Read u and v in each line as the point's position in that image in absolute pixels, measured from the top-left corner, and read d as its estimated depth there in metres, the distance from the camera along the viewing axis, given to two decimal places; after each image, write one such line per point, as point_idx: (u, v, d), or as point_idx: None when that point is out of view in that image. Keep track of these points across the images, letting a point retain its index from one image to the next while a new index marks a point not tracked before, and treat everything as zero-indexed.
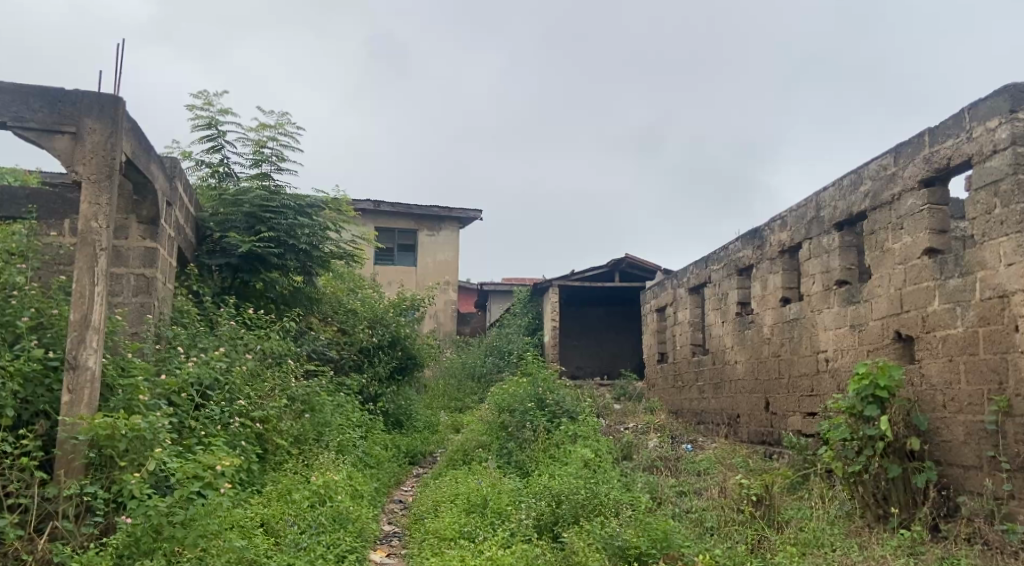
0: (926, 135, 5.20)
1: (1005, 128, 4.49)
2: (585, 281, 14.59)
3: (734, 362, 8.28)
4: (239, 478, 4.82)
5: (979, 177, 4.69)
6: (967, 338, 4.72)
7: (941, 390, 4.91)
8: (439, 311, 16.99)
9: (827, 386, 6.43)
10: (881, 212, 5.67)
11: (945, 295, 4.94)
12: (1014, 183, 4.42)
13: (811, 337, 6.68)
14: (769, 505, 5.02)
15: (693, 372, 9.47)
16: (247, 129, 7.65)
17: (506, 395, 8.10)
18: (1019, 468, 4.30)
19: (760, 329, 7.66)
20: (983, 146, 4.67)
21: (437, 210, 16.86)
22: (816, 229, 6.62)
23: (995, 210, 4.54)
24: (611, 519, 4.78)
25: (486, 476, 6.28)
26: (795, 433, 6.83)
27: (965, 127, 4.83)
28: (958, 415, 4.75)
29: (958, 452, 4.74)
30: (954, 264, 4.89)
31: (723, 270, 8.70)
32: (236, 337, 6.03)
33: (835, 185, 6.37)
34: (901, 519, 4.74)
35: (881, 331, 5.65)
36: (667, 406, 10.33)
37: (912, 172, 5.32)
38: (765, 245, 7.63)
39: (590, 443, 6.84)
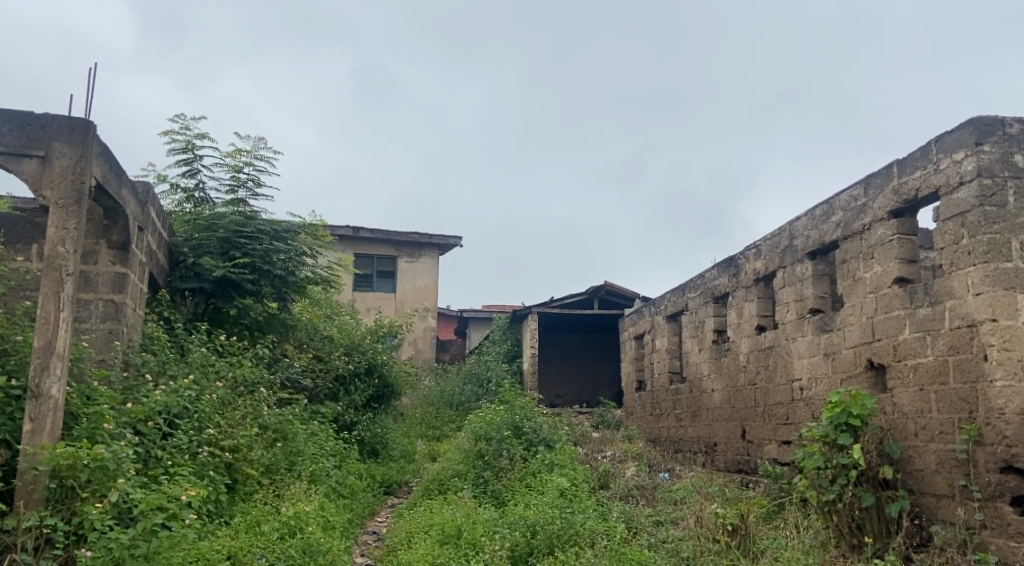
0: (895, 166, 5.29)
1: (971, 160, 4.57)
2: (564, 309, 14.60)
3: (710, 391, 8.29)
4: (206, 509, 4.72)
5: (947, 208, 4.77)
6: (937, 366, 4.76)
7: (912, 418, 4.94)
8: (418, 338, 16.89)
9: (802, 414, 6.45)
10: (852, 241, 5.74)
11: (915, 324, 4.99)
12: (980, 215, 4.49)
13: (786, 365, 6.71)
14: (745, 535, 4.99)
15: (671, 401, 9.46)
16: (223, 154, 7.61)
17: (483, 423, 8.03)
18: (990, 498, 4.31)
19: (736, 356, 7.68)
20: (950, 177, 4.76)
21: (416, 237, 16.85)
22: (790, 257, 6.68)
23: (962, 241, 4.61)
24: (586, 549, 4.73)
25: (461, 506, 6.20)
26: (771, 461, 6.82)
27: (932, 159, 4.92)
28: (929, 443, 4.77)
29: (929, 480, 4.75)
30: (924, 293, 4.94)
31: (700, 298, 8.74)
32: (208, 364, 5.94)
33: (807, 215, 6.45)
34: (875, 548, 4.74)
35: (854, 359, 5.69)
36: (645, 434, 10.30)
37: (882, 203, 5.39)
38: (740, 273, 7.69)
39: (566, 472, 6.78)
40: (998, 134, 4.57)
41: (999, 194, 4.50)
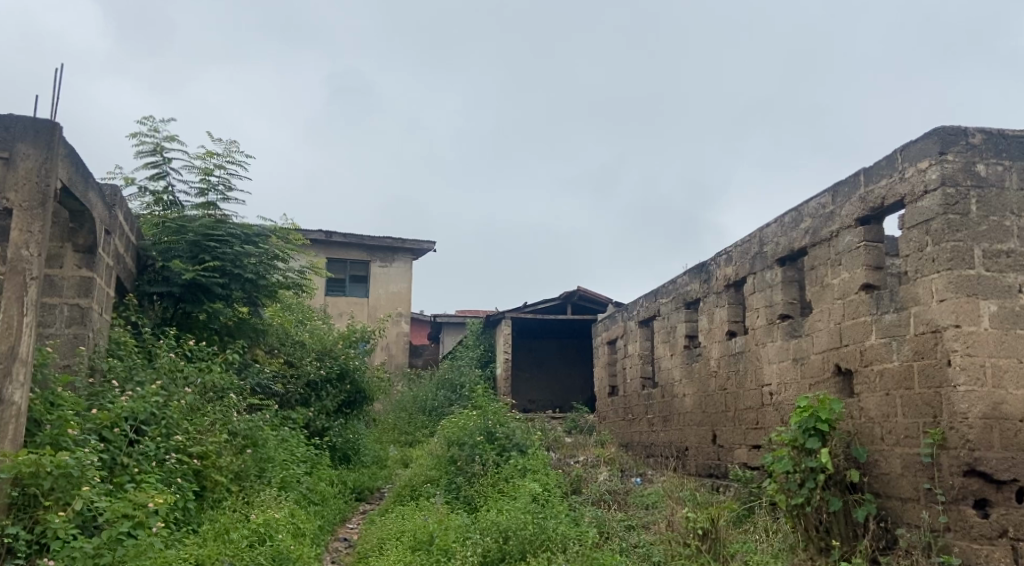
0: (862, 175, 5.39)
1: (935, 169, 4.67)
2: (537, 314, 14.62)
3: (682, 396, 8.36)
4: (173, 517, 4.65)
5: (912, 215, 4.86)
6: (902, 371, 4.84)
7: (879, 423, 5.02)
8: (391, 343, 16.81)
9: (771, 418, 6.53)
10: (821, 248, 5.83)
11: (881, 329, 5.08)
12: (943, 223, 4.59)
13: (756, 370, 6.78)
14: (716, 538, 5.00)
15: (643, 406, 9.52)
16: (193, 157, 7.53)
17: (456, 429, 8.01)
18: (953, 500, 4.38)
19: (707, 361, 7.76)
20: (914, 186, 4.86)
21: (390, 241, 16.78)
22: (760, 263, 6.77)
23: (927, 248, 4.70)
24: (558, 555, 4.73)
25: (433, 512, 6.18)
26: (741, 466, 6.89)
27: (898, 167, 5.02)
28: (895, 447, 4.85)
29: (895, 484, 4.83)
30: (889, 299, 5.03)
31: (672, 303, 8.81)
32: (176, 370, 5.86)
33: (776, 221, 6.54)
34: (842, 551, 4.80)
35: (822, 364, 5.77)
36: (617, 439, 10.35)
37: (849, 210, 5.49)
38: (711, 279, 7.77)
39: (538, 477, 6.79)
40: (961, 144, 4.67)
41: (962, 203, 4.60)
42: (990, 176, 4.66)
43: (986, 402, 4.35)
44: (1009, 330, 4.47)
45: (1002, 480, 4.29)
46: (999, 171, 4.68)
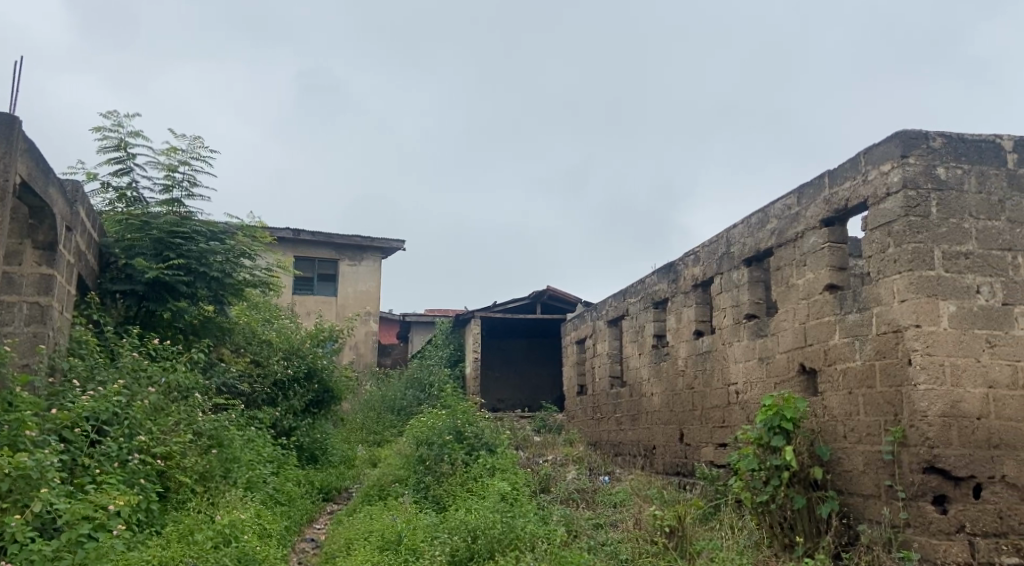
0: (826, 177, 5.49)
1: (897, 172, 4.77)
2: (507, 313, 14.63)
3: (650, 394, 8.43)
4: (135, 519, 4.56)
5: (874, 217, 4.96)
6: (865, 370, 4.94)
7: (841, 421, 5.11)
8: (359, 342, 16.69)
9: (737, 417, 6.61)
10: (786, 249, 5.91)
11: (844, 329, 5.17)
12: (905, 225, 4.69)
13: (722, 369, 6.87)
14: (682, 535, 5.08)
15: (611, 404, 9.58)
16: (158, 153, 7.40)
17: (424, 428, 7.98)
18: (913, 497, 4.47)
19: (675, 361, 7.83)
20: (877, 188, 4.95)
21: (359, 239, 16.66)
22: (726, 264, 6.85)
23: (889, 249, 4.80)
24: (526, 553, 4.74)
25: (402, 512, 6.15)
26: (707, 464, 6.97)
27: (861, 170, 5.11)
28: (857, 445, 4.94)
29: (857, 481, 4.91)
30: (852, 300, 5.13)
31: (640, 302, 8.87)
32: (139, 369, 5.76)
33: (743, 222, 6.63)
34: (805, 548, 4.88)
35: (787, 363, 5.86)
36: (586, 438, 10.41)
37: (814, 212, 5.58)
38: (679, 279, 7.85)
39: (507, 476, 6.79)
40: (922, 148, 4.77)
41: (923, 205, 4.70)
42: (950, 179, 4.77)
43: (945, 400, 4.45)
44: (967, 330, 4.58)
45: (960, 476, 4.41)
46: (958, 174, 4.78)
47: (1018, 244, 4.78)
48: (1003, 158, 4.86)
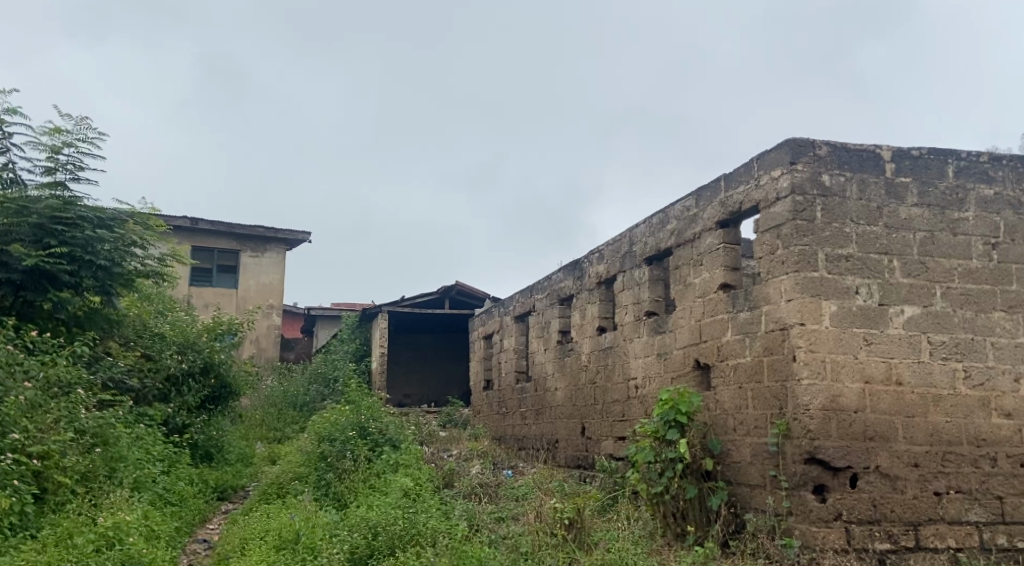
0: (722, 180, 5.71)
1: (786, 178, 5.02)
2: (415, 308, 14.51)
3: (554, 389, 8.55)
4: (7, 523, 4.28)
5: (765, 220, 5.20)
6: (753, 366, 5.18)
7: (732, 414, 5.34)
8: (261, 336, 16.20)
9: (636, 411, 6.80)
10: (685, 248, 6.12)
11: (736, 326, 5.40)
12: (792, 228, 4.94)
13: (623, 365, 7.04)
14: (581, 527, 5.18)
15: (516, 399, 9.66)
16: (39, 133, 6.95)
17: (326, 424, 7.83)
18: (795, 486, 4.72)
19: (578, 356, 7.98)
20: (768, 193, 5.19)
21: (261, 230, 16.14)
22: (629, 262, 7.02)
23: (777, 251, 5.04)
24: (427, 549, 4.72)
25: (300, 510, 6.01)
26: (607, 457, 7.13)
27: (754, 175, 5.35)
28: (745, 437, 5.17)
29: (745, 471, 5.14)
30: (744, 298, 5.36)
31: (546, 299, 8.98)
32: (14, 364, 5.40)
33: (645, 222, 6.81)
34: (696, 536, 5.09)
35: (683, 359, 6.06)
36: (491, 432, 10.47)
37: (711, 214, 5.80)
38: (584, 276, 7.99)
39: (410, 471, 6.74)
40: (809, 156, 5.03)
41: (809, 210, 4.96)
42: (834, 186, 5.04)
43: (825, 395, 4.72)
44: (845, 329, 4.85)
45: (838, 467, 4.68)
46: (842, 181, 5.05)
47: (894, 248, 5.03)
48: (881, 168, 5.13)
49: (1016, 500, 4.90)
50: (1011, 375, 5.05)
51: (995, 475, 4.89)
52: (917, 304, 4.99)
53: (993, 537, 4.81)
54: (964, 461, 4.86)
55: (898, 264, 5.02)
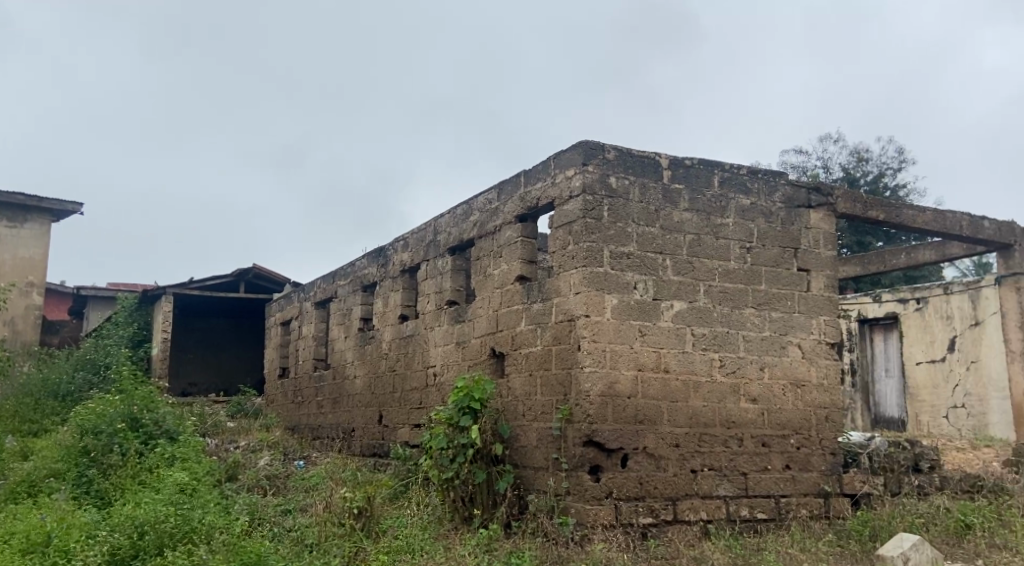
0: (522, 176, 5.91)
1: (578, 177, 5.30)
2: (205, 291, 13.61)
3: (352, 377, 8.41)
4: None
5: (559, 216, 5.45)
6: (543, 355, 5.41)
7: (522, 401, 5.56)
8: (18, 317, 14.42)
9: (432, 398, 6.86)
10: (485, 240, 6.26)
11: (529, 317, 5.62)
12: (582, 225, 5.23)
13: (422, 353, 7.08)
14: (370, 516, 5.13)
15: (313, 387, 9.40)
16: None
17: (93, 415, 7.14)
18: (574, 467, 5.00)
19: (378, 344, 7.91)
20: (562, 190, 5.45)
21: (21, 198, 14.35)
22: (432, 252, 7.07)
23: (568, 246, 5.32)
24: (200, 546, 4.47)
25: (55, 510, 5.44)
26: (402, 444, 7.15)
27: (551, 172, 5.60)
28: (533, 422, 5.40)
29: (530, 455, 5.37)
30: (538, 290, 5.58)
31: (349, 285, 8.81)
32: None
33: (449, 212, 6.89)
34: (482, 519, 5.24)
35: (480, 347, 6.21)
36: (285, 422, 10.09)
37: (510, 207, 5.98)
38: (388, 264, 7.93)
39: (189, 465, 6.33)
40: (599, 158, 5.34)
41: (597, 209, 5.27)
42: (620, 188, 5.39)
43: (604, 381, 5.05)
44: (625, 321, 5.22)
45: (612, 448, 5.02)
46: (626, 184, 5.41)
47: (667, 249, 5.49)
48: (660, 174, 5.56)
49: (758, 476, 5.52)
50: (758, 364, 5.67)
51: (741, 454, 5.50)
52: (684, 300, 5.48)
53: (737, 509, 5.40)
54: (718, 441, 5.41)
55: (670, 263, 5.48)
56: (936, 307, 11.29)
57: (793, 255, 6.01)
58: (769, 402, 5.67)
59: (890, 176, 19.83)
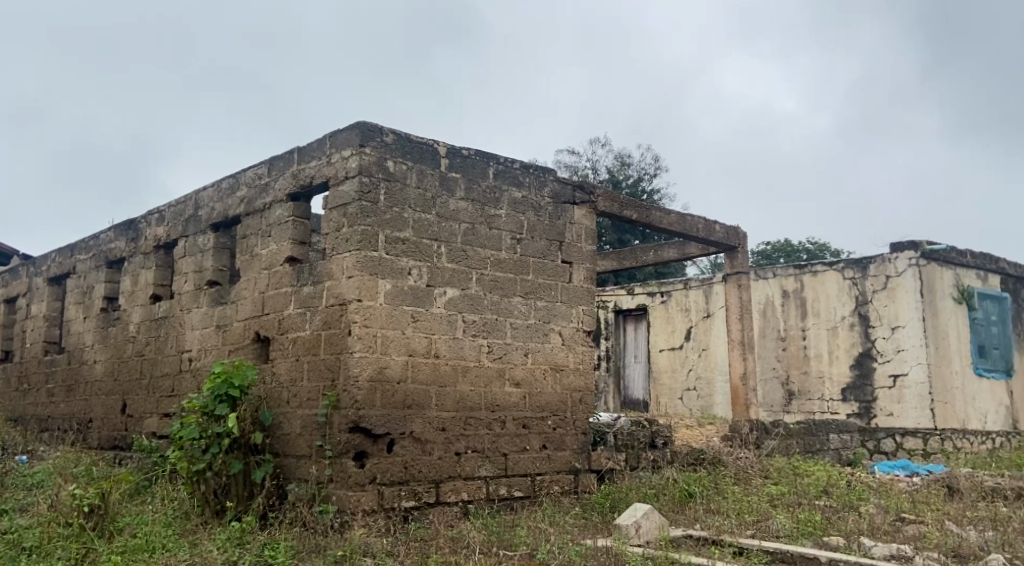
0: (295, 153, 5.69)
1: (355, 159, 5.21)
2: None
3: (92, 362, 7.58)
4: None
5: (333, 197, 5.33)
6: (311, 339, 5.26)
7: (286, 387, 5.36)
8: None
9: (186, 385, 6.39)
10: (253, 218, 5.94)
11: (298, 300, 5.43)
12: (357, 208, 5.15)
13: (176, 336, 6.56)
14: (103, 513, 4.63)
15: (43, 374, 8.34)
16: None
17: None
18: (339, 454, 4.91)
19: (125, 326, 7.20)
20: (337, 171, 5.33)
21: None
22: (192, 228, 6.57)
23: (342, 229, 5.21)
24: None
25: None
26: (150, 435, 6.59)
27: (326, 152, 5.44)
28: (298, 409, 5.23)
29: (293, 443, 5.20)
30: (308, 273, 5.41)
31: (91, 261, 7.92)
32: None
33: (213, 186, 6.44)
34: (236, 511, 5.00)
35: (242, 331, 5.88)
36: (4, 414, 8.85)
37: (282, 185, 5.73)
38: (139, 239, 7.24)
39: None
40: (377, 141, 5.29)
41: (373, 192, 5.21)
42: (397, 173, 5.37)
43: (374, 366, 5.03)
44: (397, 306, 5.23)
45: (378, 434, 5.02)
46: (403, 169, 5.41)
47: (443, 236, 5.57)
48: (438, 161, 5.63)
49: (517, 457, 5.81)
50: (522, 350, 5.96)
51: (503, 435, 5.75)
52: (456, 287, 5.60)
53: (496, 488, 5.65)
54: (482, 424, 5.62)
55: (444, 250, 5.57)
56: (677, 300, 12.60)
57: (558, 248, 6.37)
58: (530, 386, 5.97)
59: (647, 180, 21.75)
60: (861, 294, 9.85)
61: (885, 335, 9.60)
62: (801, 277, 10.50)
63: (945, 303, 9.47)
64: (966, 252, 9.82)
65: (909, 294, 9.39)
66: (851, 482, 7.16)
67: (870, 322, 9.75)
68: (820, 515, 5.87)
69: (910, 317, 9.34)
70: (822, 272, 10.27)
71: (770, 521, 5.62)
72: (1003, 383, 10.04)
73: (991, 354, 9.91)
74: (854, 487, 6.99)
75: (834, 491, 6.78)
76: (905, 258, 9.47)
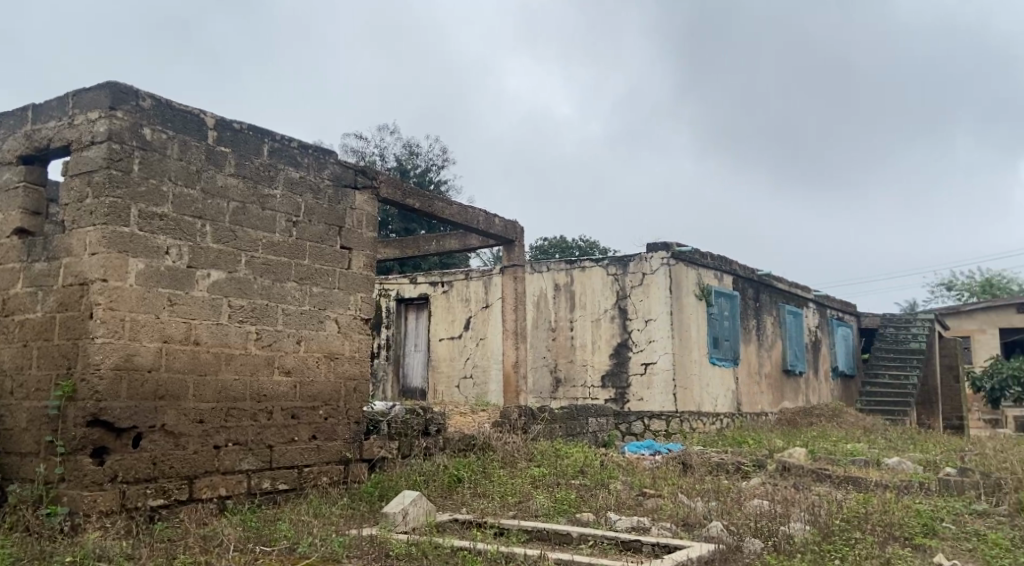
0: (30, 110, 5.02)
1: (103, 123, 4.69)
2: None
3: None
4: None
5: (76, 163, 4.76)
6: (44, 323, 4.69)
7: (11, 377, 4.78)
8: None
9: None
10: None
11: (29, 279, 4.83)
12: (105, 177, 4.63)
13: None
14: None
15: None
16: None
17: None
18: (72, 451, 4.40)
19: None
20: (81, 135, 4.77)
21: None
22: None
23: (86, 200, 4.67)
24: None
25: None
26: None
27: (68, 112, 4.85)
28: (25, 402, 4.65)
29: (17, 441, 4.62)
30: (43, 248, 4.81)
31: None
32: None
33: None
34: None
35: None
36: None
37: (12, 145, 5.03)
38: None
39: None
40: (131, 105, 4.80)
41: (125, 161, 4.72)
42: (155, 142, 4.91)
43: (119, 354, 4.56)
44: (151, 288, 4.78)
45: (123, 427, 4.57)
46: (163, 139, 4.95)
47: (208, 214, 5.18)
48: (204, 133, 5.23)
49: (283, 448, 5.57)
50: (294, 337, 5.72)
51: (269, 426, 5.49)
52: (223, 270, 5.25)
53: (258, 482, 5.38)
54: (245, 415, 5.32)
55: (209, 230, 5.18)
56: (458, 290, 12.83)
57: (336, 233, 6.15)
58: (301, 374, 5.75)
59: (435, 171, 21.91)
60: (621, 290, 10.67)
61: (640, 327, 10.47)
62: (571, 272, 11.16)
63: (689, 299, 10.52)
64: (708, 254, 10.99)
65: (660, 290, 10.31)
66: (603, 462, 7.74)
67: (627, 315, 10.59)
68: (574, 493, 6.33)
69: (660, 310, 10.26)
70: (589, 267, 10.99)
71: (530, 501, 5.95)
72: (732, 371, 11.39)
73: (724, 344, 11.19)
74: (606, 466, 7.57)
75: (588, 470, 7.30)
76: (658, 258, 10.39)
